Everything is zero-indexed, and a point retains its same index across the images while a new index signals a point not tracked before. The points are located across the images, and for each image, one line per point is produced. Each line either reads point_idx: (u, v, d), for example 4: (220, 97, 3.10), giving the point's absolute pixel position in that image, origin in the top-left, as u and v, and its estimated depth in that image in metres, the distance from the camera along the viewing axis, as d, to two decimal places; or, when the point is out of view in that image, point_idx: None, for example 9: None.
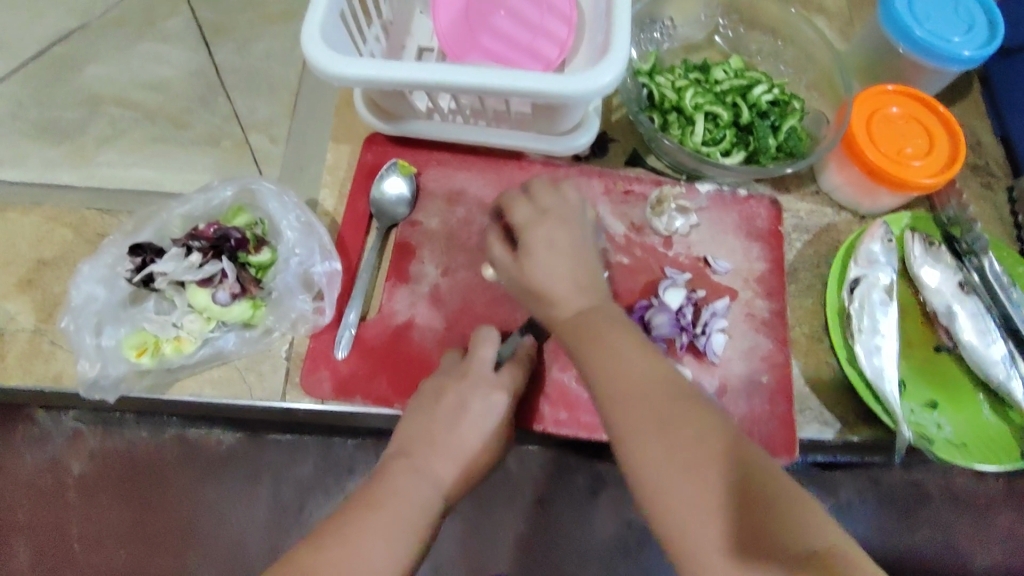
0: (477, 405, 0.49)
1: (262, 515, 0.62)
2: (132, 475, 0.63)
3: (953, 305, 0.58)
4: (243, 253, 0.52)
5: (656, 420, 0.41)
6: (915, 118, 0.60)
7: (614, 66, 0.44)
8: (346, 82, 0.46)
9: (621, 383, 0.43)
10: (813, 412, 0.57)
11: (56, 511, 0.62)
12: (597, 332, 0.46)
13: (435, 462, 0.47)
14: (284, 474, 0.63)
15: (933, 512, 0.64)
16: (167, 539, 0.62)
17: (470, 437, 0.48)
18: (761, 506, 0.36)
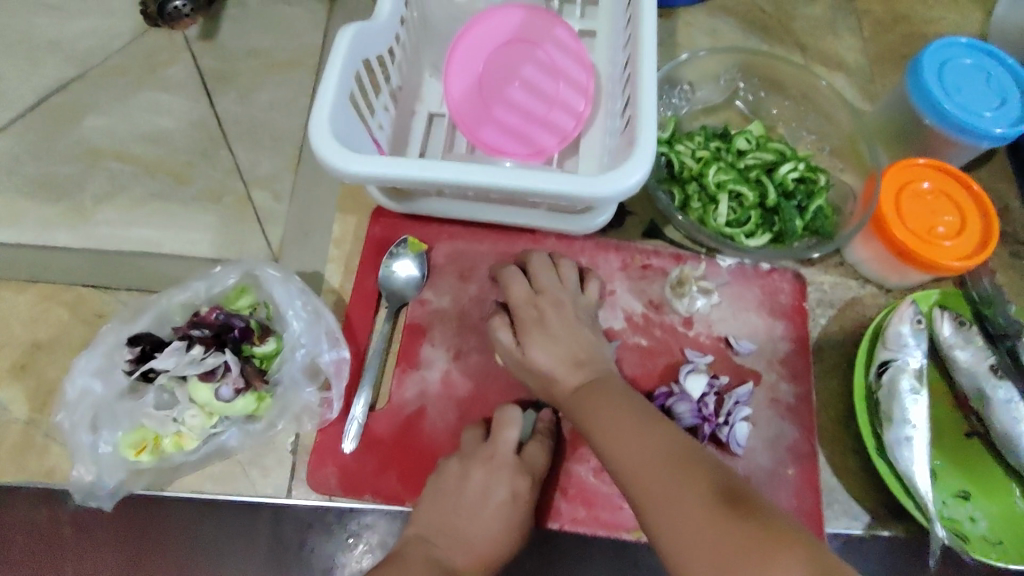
0: (494, 490, 0.48)
1: (262, 560, 0.52)
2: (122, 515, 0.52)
3: (985, 391, 0.55)
4: (248, 344, 0.50)
5: (663, 464, 0.40)
6: (944, 193, 0.57)
7: (640, 167, 0.42)
8: (356, 178, 0.44)
9: (626, 436, 0.43)
10: (841, 504, 0.55)
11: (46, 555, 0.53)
12: (599, 399, 0.46)
13: (448, 549, 0.46)
14: (283, 513, 0.52)
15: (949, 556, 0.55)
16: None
17: (484, 531, 0.47)
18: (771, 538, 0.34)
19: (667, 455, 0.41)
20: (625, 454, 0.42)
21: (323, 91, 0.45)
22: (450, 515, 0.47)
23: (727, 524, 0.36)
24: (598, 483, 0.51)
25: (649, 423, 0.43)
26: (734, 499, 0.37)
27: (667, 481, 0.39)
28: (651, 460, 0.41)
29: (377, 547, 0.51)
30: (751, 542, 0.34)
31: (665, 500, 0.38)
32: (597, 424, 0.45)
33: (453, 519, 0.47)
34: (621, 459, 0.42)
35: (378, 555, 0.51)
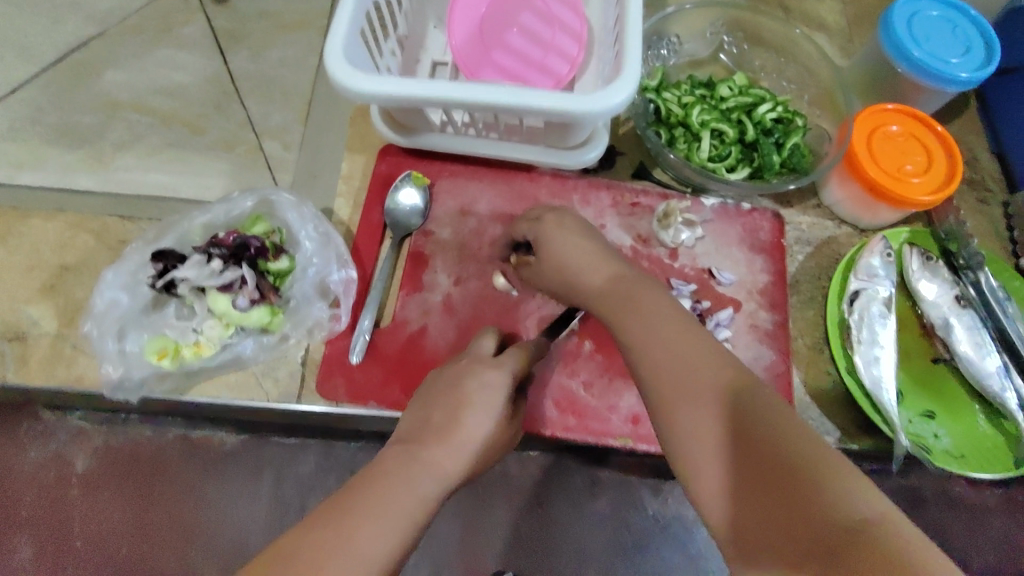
0: (473, 383, 0.49)
1: (262, 511, 0.60)
2: (135, 472, 0.62)
3: (950, 318, 0.59)
4: (263, 261, 0.54)
5: (690, 385, 0.39)
6: (914, 136, 0.61)
7: (625, 88, 0.46)
8: (367, 99, 0.48)
9: (658, 347, 0.41)
10: (814, 421, 0.59)
11: (59, 508, 0.61)
12: (629, 299, 0.45)
13: (434, 449, 0.44)
14: (286, 471, 0.61)
15: (930, 516, 0.63)
16: (170, 536, 0.61)
17: (475, 425, 0.46)
18: (798, 476, 0.32)
19: (697, 377, 0.39)
20: (661, 362, 0.40)
21: (336, 23, 0.49)
22: (433, 415, 0.47)
23: (754, 464, 0.34)
24: (588, 396, 0.55)
25: (682, 336, 0.41)
26: (763, 433, 0.35)
27: (694, 405, 0.38)
28: (681, 377, 0.39)
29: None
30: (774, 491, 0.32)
31: (692, 426, 0.37)
32: (629, 328, 0.44)
33: (438, 418, 0.46)
34: (648, 367, 0.41)
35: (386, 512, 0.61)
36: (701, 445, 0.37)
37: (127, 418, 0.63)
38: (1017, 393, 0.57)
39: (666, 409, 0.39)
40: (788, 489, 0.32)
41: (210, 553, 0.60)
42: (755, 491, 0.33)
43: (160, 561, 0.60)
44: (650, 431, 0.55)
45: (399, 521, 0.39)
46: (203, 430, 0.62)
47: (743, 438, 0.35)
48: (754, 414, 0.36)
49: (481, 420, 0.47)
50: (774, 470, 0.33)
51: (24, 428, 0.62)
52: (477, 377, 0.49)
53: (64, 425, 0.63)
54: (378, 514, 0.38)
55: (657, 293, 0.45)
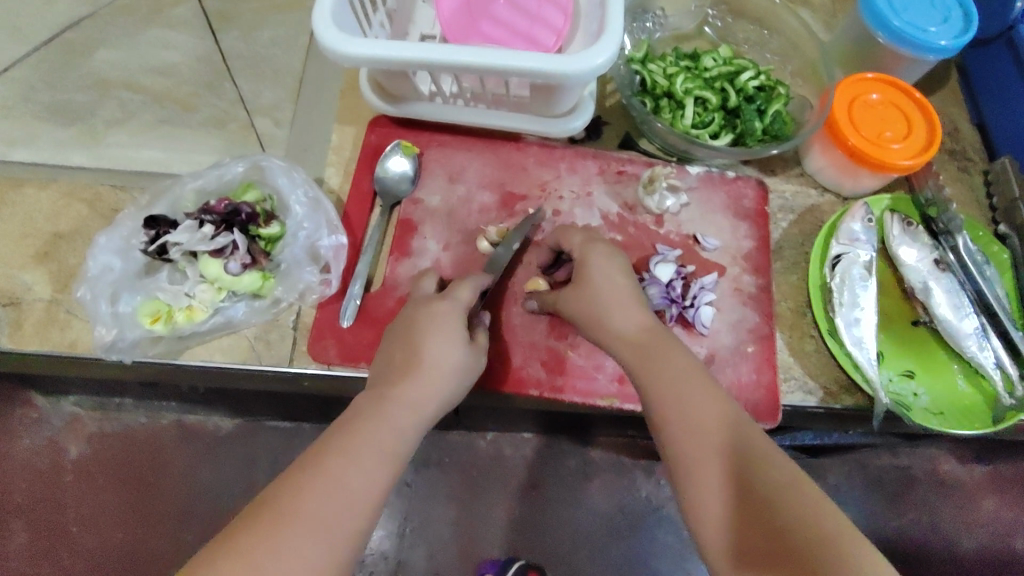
0: (426, 319, 0.50)
1: (248, 489, 0.81)
2: (132, 460, 0.80)
3: (929, 281, 0.61)
4: (254, 226, 0.55)
5: (710, 458, 0.41)
6: (894, 104, 0.63)
7: (608, 49, 0.47)
8: (354, 61, 0.49)
9: (682, 419, 0.43)
10: (797, 380, 0.60)
11: (57, 490, 0.80)
12: (660, 359, 0.46)
13: (403, 385, 0.46)
14: (275, 455, 0.82)
15: (918, 498, 0.82)
16: (166, 514, 0.80)
17: (437, 355, 0.48)
18: (814, 551, 0.34)
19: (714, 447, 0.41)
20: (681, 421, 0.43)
21: None
22: (396, 357, 0.49)
23: (768, 533, 0.36)
24: (575, 357, 0.56)
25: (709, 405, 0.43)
26: (776, 503, 0.37)
27: (710, 476, 0.40)
28: (705, 449, 0.41)
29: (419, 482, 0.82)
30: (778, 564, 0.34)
31: (711, 496, 0.40)
32: (654, 392, 0.45)
33: (401, 358, 0.48)
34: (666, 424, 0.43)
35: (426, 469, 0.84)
36: (715, 516, 0.39)
37: (120, 406, 0.80)
38: (995, 352, 0.59)
39: (687, 482, 0.41)
40: (803, 562, 0.33)
41: (201, 526, 0.80)
42: (769, 558, 0.35)
43: (155, 534, 0.80)
44: (636, 391, 0.56)
45: (378, 463, 0.41)
46: (196, 419, 0.81)
47: (757, 508, 0.38)
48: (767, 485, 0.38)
49: (443, 347, 0.48)
50: (791, 542, 0.35)
51: (21, 416, 0.79)
52: (424, 311, 0.50)
53: (59, 413, 0.80)
54: (355, 452, 0.41)
55: (681, 355, 0.46)
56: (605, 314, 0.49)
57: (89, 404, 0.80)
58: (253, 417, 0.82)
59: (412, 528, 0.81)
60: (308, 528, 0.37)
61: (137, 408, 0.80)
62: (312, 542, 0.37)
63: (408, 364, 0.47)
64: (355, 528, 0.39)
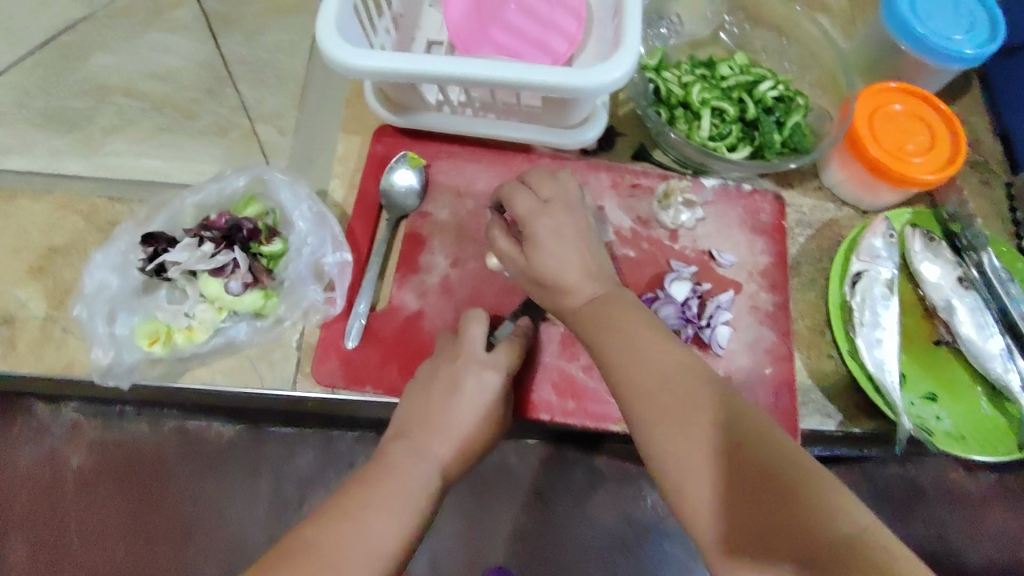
0: (471, 385, 0.49)
1: (262, 510, 0.63)
2: (133, 472, 0.64)
3: (952, 300, 0.59)
4: (255, 243, 0.53)
5: (681, 408, 0.40)
6: (917, 116, 0.60)
7: (625, 62, 0.45)
8: (360, 74, 0.46)
9: (649, 372, 0.42)
10: (816, 404, 0.58)
11: (56, 504, 0.64)
12: (619, 320, 0.45)
13: (429, 441, 0.47)
14: (285, 470, 0.64)
15: (928, 508, 0.65)
16: (167, 535, 0.63)
17: (465, 416, 0.48)
18: (799, 497, 0.34)
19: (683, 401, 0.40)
20: (646, 374, 0.42)
21: None
22: (434, 412, 0.48)
23: (749, 475, 0.36)
24: (587, 379, 0.55)
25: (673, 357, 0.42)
26: (754, 451, 0.37)
27: (683, 426, 0.39)
28: (675, 404, 0.40)
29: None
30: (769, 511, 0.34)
31: (683, 449, 0.39)
32: (612, 350, 0.44)
33: (433, 415, 0.48)
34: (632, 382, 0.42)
35: None
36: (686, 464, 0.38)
37: (125, 412, 0.64)
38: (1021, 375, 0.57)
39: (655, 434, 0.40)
40: (788, 505, 0.34)
41: (210, 552, 0.63)
42: (749, 504, 0.36)
43: (161, 560, 0.63)
44: None
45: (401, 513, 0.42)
46: (200, 420, 0.64)
47: (732, 458, 0.37)
48: (738, 434, 0.38)
49: (473, 406, 0.49)
50: (773, 488, 0.35)
51: (17, 427, 0.64)
52: (468, 363, 0.50)
53: (59, 423, 0.64)
54: (384, 510, 0.42)
55: (634, 313, 0.46)
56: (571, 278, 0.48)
57: (91, 408, 0.64)
58: (255, 423, 0.64)
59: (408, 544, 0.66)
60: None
61: (142, 413, 0.64)
62: None
63: (434, 421, 0.48)
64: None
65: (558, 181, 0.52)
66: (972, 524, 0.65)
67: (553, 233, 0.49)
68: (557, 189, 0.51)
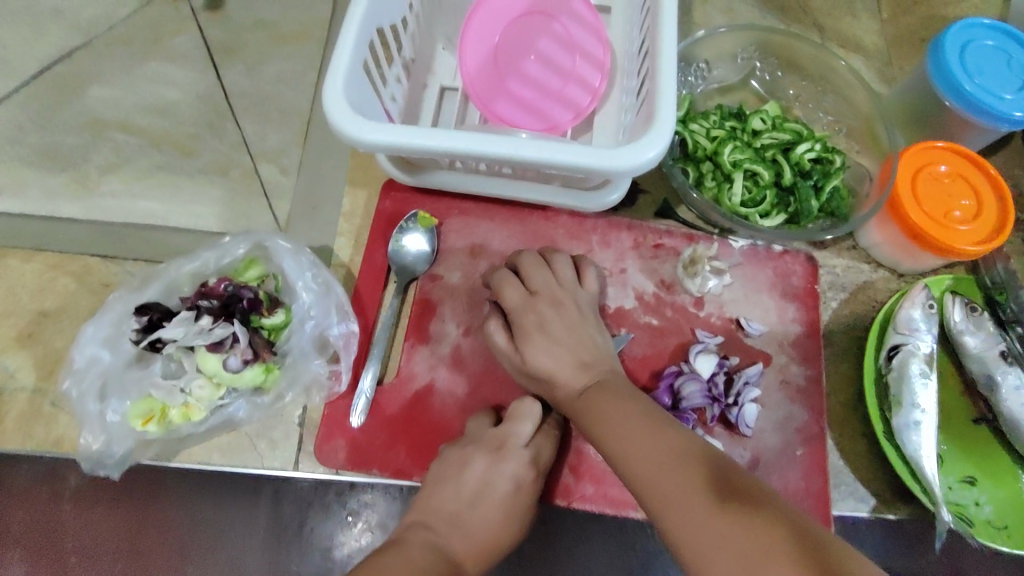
0: (488, 475, 0.47)
1: (260, 535, 0.52)
2: (132, 485, 0.53)
3: (995, 376, 0.55)
4: (256, 316, 0.49)
5: (688, 492, 0.38)
6: (962, 177, 0.57)
7: (657, 142, 0.41)
8: (369, 147, 0.43)
9: (653, 457, 0.41)
10: (848, 487, 0.54)
11: (48, 521, 0.52)
12: (618, 406, 0.45)
13: (439, 531, 0.45)
14: (284, 489, 0.52)
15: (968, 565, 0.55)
16: (166, 562, 0.52)
17: (487, 518, 0.46)
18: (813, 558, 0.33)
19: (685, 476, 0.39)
20: (648, 457, 0.41)
21: (336, 62, 0.44)
22: (454, 507, 0.46)
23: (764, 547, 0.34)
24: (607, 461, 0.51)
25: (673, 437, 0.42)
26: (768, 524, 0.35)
27: (685, 498, 0.38)
28: (678, 483, 0.39)
29: (376, 527, 0.51)
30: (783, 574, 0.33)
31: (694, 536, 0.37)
32: (611, 437, 0.44)
33: (442, 503, 0.46)
34: (636, 468, 0.41)
35: (377, 535, 0.51)
36: (697, 549, 0.36)
37: None
38: None
39: (667, 522, 0.38)
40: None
41: None
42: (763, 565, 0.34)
43: None
44: None
45: None
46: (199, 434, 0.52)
47: (743, 536, 0.35)
48: (745, 508, 0.37)
49: (490, 494, 0.47)
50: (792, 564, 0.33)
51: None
52: (484, 450, 0.48)
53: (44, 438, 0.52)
54: None
55: (630, 400, 0.45)
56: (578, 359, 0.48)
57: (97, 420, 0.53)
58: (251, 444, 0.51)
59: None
60: None
61: None
62: None
63: (449, 511, 0.46)
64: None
65: (546, 271, 0.52)
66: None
67: (538, 325, 0.50)
68: (548, 281, 0.52)
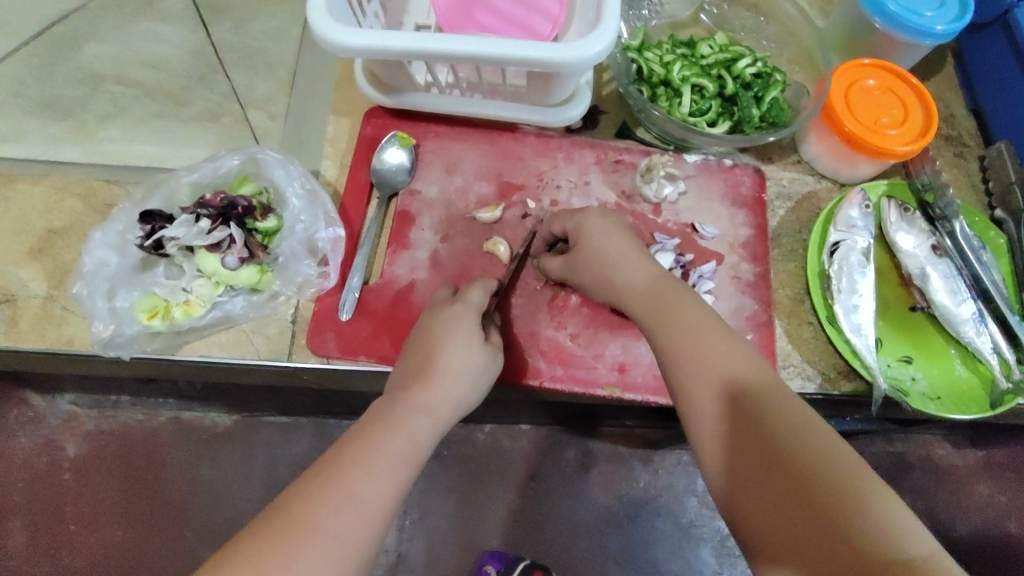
0: (457, 336, 0.49)
1: (257, 492, 0.81)
2: (129, 461, 0.80)
3: (926, 267, 0.61)
4: (251, 220, 0.55)
5: (726, 391, 0.41)
6: (890, 89, 0.62)
7: (605, 36, 0.47)
8: (349, 52, 0.48)
9: (691, 343, 0.43)
10: (795, 368, 0.60)
11: (55, 491, 0.79)
12: (675, 305, 0.46)
13: (421, 394, 0.46)
14: (280, 453, 0.82)
15: (915, 479, 0.84)
16: (166, 516, 0.79)
17: (454, 364, 0.48)
18: (825, 494, 0.34)
19: (726, 379, 0.41)
20: (692, 352, 0.43)
21: None
22: (418, 361, 0.48)
23: (779, 464, 0.36)
24: (574, 346, 0.57)
25: (727, 340, 0.43)
26: (796, 444, 0.36)
27: (722, 399, 0.40)
28: (721, 380, 0.41)
29: None
30: (793, 499, 0.34)
31: (711, 425, 0.40)
32: (658, 328, 0.45)
33: (421, 364, 0.48)
34: (679, 363, 0.43)
35: None
36: (710, 422, 0.40)
37: (118, 403, 0.80)
38: (992, 337, 0.59)
39: (689, 406, 0.42)
40: (807, 504, 0.34)
41: (205, 527, 0.80)
42: (774, 484, 0.36)
43: (160, 534, 0.79)
44: (636, 379, 0.56)
45: (394, 467, 0.41)
46: (194, 413, 0.81)
47: (756, 434, 0.38)
48: (780, 423, 0.38)
49: (463, 353, 0.48)
50: (797, 481, 0.35)
51: (16, 416, 0.79)
52: (448, 321, 0.50)
53: (55, 412, 0.80)
54: (363, 469, 0.40)
55: (691, 302, 0.46)
56: (622, 256, 0.50)
57: (87, 403, 0.80)
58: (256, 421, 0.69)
59: (412, 521, 0.83)
60: (319, 537, 0.36)
61: (135, 405, 0.80)
62: (323, 559, 0.36)
63: (427, 372, 0.47)
64: (369, 537, 0.38)
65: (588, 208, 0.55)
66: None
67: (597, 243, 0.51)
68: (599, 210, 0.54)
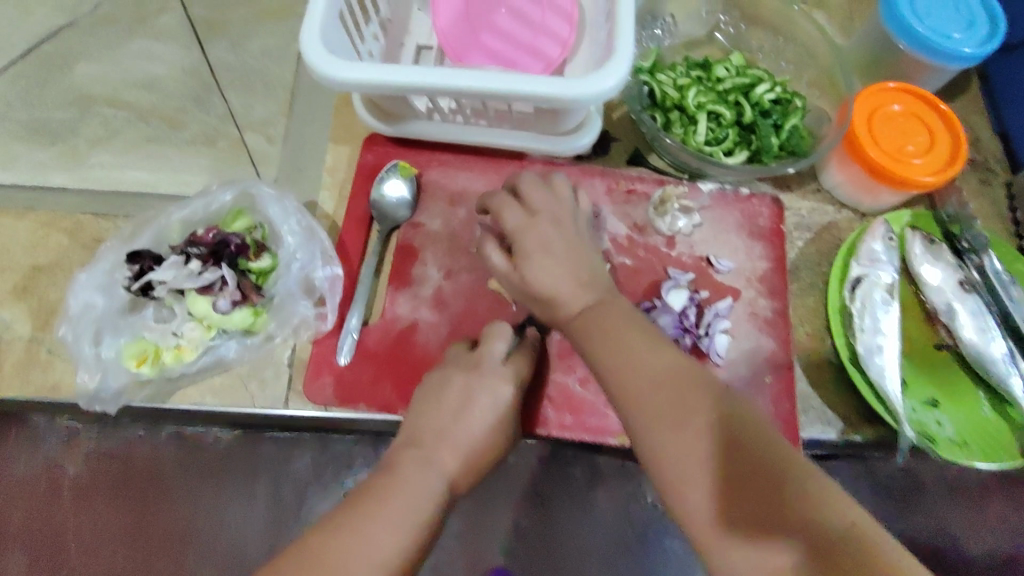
0: (483, 393, 0.47)
1: None
2: None
3: (953, 303, 0.58)
4: (243, 259, 0.52)
5: (682, 423, 0.40)
6: (915, 115, 0.59)
7: (616, 71, 0.44)
8: (346, 86, 0.45)
9: (638, 375, 0.42)
10: (816, 411, 0.57)
11: None
12: (615, 332, 0.45)
13: (445, 452, 0.45)
14: None
15: None
16: None
17: (477, 424, 0.46)
18: (797, 503, 0.36)
19: (679, 410, 0.40)
20: (643, 387, 0.42)
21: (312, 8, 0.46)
22: (444, 416, 0.46)
23: (752, 480, 0.37)
24: (584, 391, 0.54)
25: (668, 361, 0.43)
26: (761, 458, 0.38)
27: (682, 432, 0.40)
28: (674, 411, 0.40)
29: None
30: (775, 514, 0.36)
31: (681, 460, 0.39)
32: (608, 358, 0.44)
33: (445, 421, 0.46)
34: (630, 397, 0.42)
35: None
36: (675, 457, 0.40)
37: None
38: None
39: (652, 445, 0.41)
40: (787, 516, 0.35)
41: None
42: (751, 500, 0.37)
43: None
44: None
45: (412, 524, 0.40)
46: None
47: (725, 461, 0.38)
48: (743, 445, 0.39)
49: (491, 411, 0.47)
50: (771, 495, 0.36)
51: None
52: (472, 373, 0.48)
53: None
54: (383, 528, 0.39)
55: (628, 323, 0.45)
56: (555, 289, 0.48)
57: None
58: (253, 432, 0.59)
59: None
60: None
61: None
62: None
63: (451, 430, 0.46)
64: None
65: (547, 189, 0.52)
66: (973, 524, 0.60)
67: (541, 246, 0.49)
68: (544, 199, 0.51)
